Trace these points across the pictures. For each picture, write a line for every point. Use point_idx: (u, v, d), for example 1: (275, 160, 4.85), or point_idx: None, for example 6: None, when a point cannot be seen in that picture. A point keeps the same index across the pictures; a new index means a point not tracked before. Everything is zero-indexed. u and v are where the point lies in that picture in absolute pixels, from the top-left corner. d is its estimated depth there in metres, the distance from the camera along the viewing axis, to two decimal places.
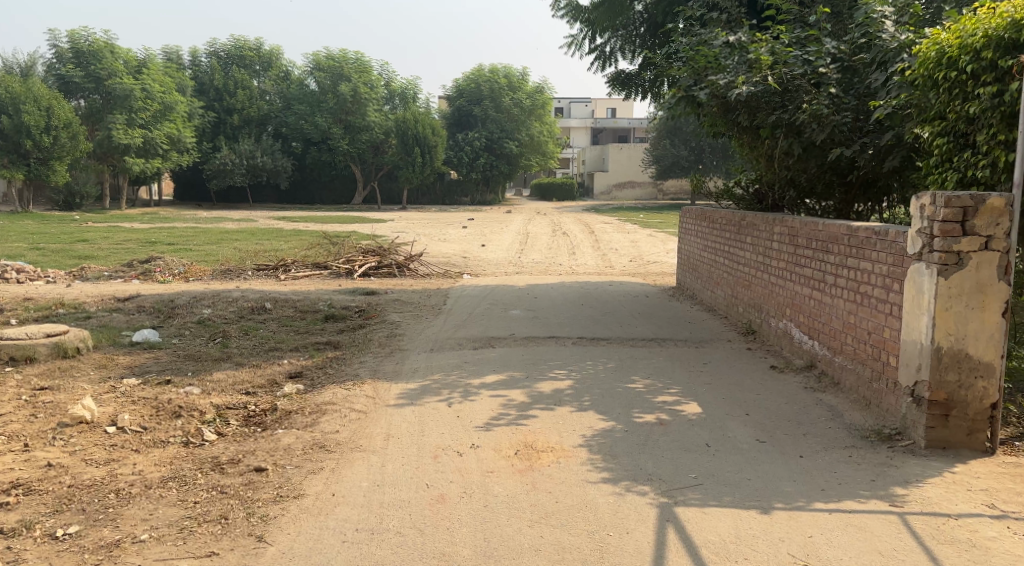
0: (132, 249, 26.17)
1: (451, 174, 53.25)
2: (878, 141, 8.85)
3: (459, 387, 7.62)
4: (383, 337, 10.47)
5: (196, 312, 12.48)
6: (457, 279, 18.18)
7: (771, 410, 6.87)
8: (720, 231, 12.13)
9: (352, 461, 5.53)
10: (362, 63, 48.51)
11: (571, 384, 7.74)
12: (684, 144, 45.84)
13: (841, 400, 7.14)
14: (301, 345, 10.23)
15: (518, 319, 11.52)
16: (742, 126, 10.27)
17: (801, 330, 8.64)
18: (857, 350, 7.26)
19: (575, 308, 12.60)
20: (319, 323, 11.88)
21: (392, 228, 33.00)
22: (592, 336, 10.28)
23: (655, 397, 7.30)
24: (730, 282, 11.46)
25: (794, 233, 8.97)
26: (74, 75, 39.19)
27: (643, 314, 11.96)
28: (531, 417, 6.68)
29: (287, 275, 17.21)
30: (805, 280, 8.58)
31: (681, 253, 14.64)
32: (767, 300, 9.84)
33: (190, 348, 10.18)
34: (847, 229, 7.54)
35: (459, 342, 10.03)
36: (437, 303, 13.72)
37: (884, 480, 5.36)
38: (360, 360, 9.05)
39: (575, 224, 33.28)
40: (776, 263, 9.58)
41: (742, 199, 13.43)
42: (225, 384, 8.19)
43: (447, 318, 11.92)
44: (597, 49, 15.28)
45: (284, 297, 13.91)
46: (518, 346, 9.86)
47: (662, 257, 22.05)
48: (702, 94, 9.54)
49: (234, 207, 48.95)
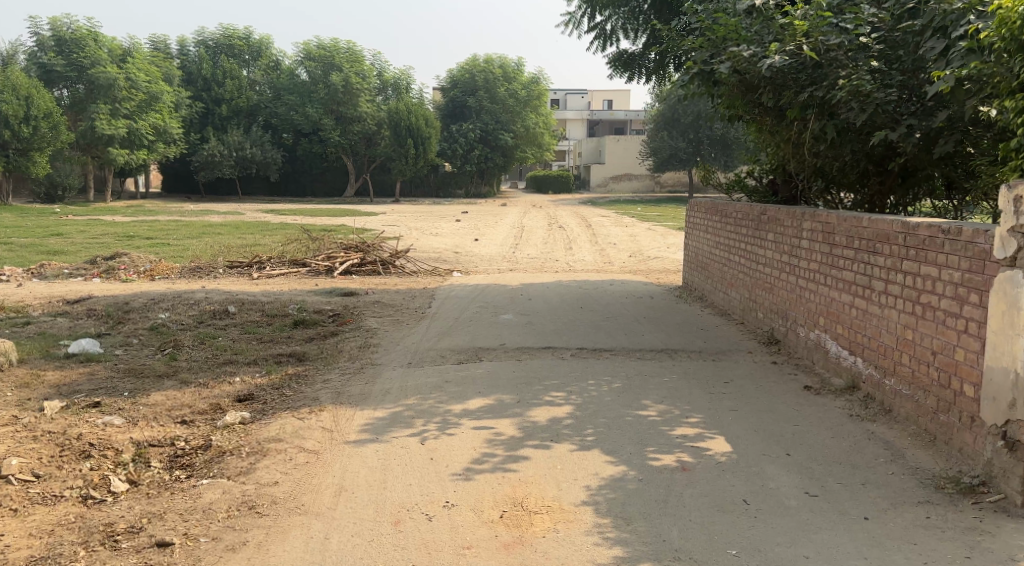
0: (105, 244, 24.75)
1: (445, 166, 51.87)
2: (927, 123, 7.63)
3: (436, 417, 6.32)
4: (354, 348, 9.18)
5: (151, 318, 11.19)
6: (446, 277, 16.89)
7: (816, 447, 5.61)
8: (734, 226, 10.90)
9: (287, 531, 4.35)
10: (354, 53, 47.13)
11: (570, 412, 6.46)
12: (682, 137, 44.37)
13: (898, 434, 5.89)
14: (260, 357, 8.94)
15: (510, 326, 10.24)
16: (765, 106, 9.05)
17: (837, 342, 7.42)
18: (914, 372, 6.02)
19: (574, 312, 11.36)
20: (287, 329, 10.61)
21: (381, 222, 31.69)
22: (593, 348, 9.03)
23: (673, 429, 6.03)
24: (746, 284, 10.22)
25: (830, 230, 7.72)
26: (55, 63, 37.82)
27: (649, 319, 10.73)
28: (521, 458, 5.40)
29: (261, 273, 15.94)
30: (843, 286, 7.34)
31: (688, 249, 13.40)
32: (793, 306, 8.60)
33: (133, 362, 8.89)
34: (903, 226, 6.29)
35: (440, 354, 8.75)
36: (421, 305, 12.45)
37: (981, 558, 4.13)
38: (325, 378, 7.78)
39: (573, 217, 32.01)
40: (805, 263, 8.33)
41: (756, 190, 12.18)
42: (158, 411, 6.91)
43: (430, 324, 10.63)
44: (596, 28, 14.03)
45: (252, 299, 12.62)
46: (508, 360, 8.60)
47: (663, 252, 20.81)
48: (722, 68, 8.37)
49: (223, 199, 47.47)
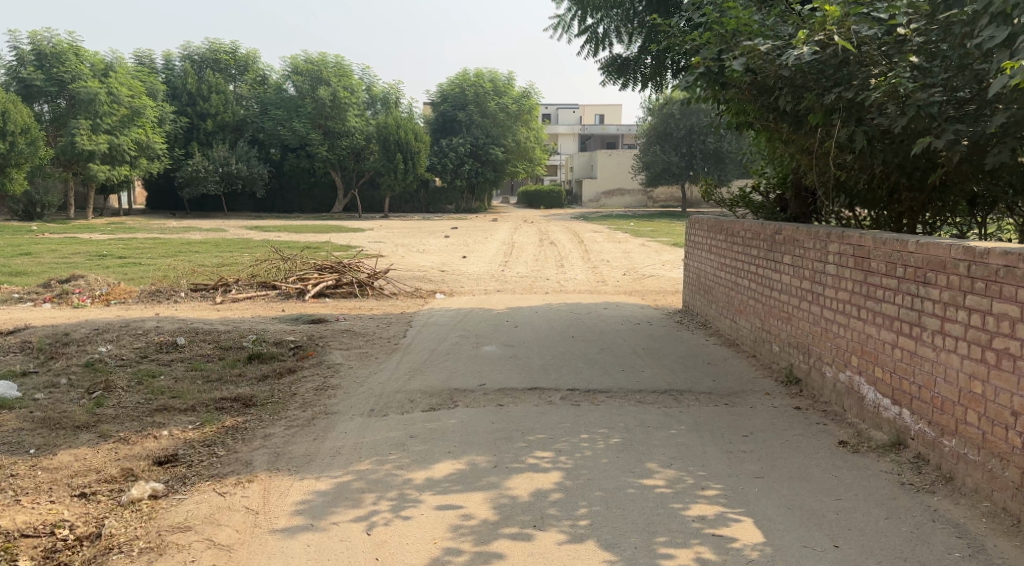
0: (73, 264, 23.43)
1: (435, 181, 50.80)
2: (979, 129, 6.58)
3: (392, 490, 5.09)
4: (310, 391, 7.91)
5: (88, 353, 9.96)
6: (428, 299, 15.72)
7: (869, 537, 4.56)
8: (742, 246, 9.72)
9: None
10: (342, 67, 46.21)
11: (558, 482, 5.23)
12: (675, 151, 43.23)
13: (969, 510, 4.86)
14: (199, 403, 7.72)
15: (492, 362, 9.01)
16: (779, 110, 7.90)
17: (876, 387, 6.26)
18: (986, 436, 4.97)
19: (564, 342, 10.14)
20: (240, 366, 9.38)
21: (367, 238, 30.46)
22: (586, 390, 7.79)
23: (687, 506, 4.88)
24: (758, 312, 9.04)
25: (863, 253, 6.57)
26: (35, 78, 36.55)
27: (649, 351, 9.52)
28: (493, 557, 4.35)
29: (226, 297, 14.75)
30: (882, 322, 6.19)
31: (688, 270, 12.23)
32: (817, 342, 7.43)
33: (51, 410, 7.61)
34: (965, 251, 5.21)
35: (408, 399, 7.50)
36: (395, 334, 11.19)
37: None
38: (266, 432, 6.55)
39: (564, 233, 30.85)
40: (831, 290, 7.16)
41: (763, 206, 11.02)
42: (57, 478, 5.67)
43: (402, 358, 9.40)
44: (587, 31, 12.92)
45: (208, 328, 11.40)
46: (486, 405, 7.38)
47: (659, 270, 19.67)
48: (735, 64, 7.25)
49: (208, 216, 46.11)
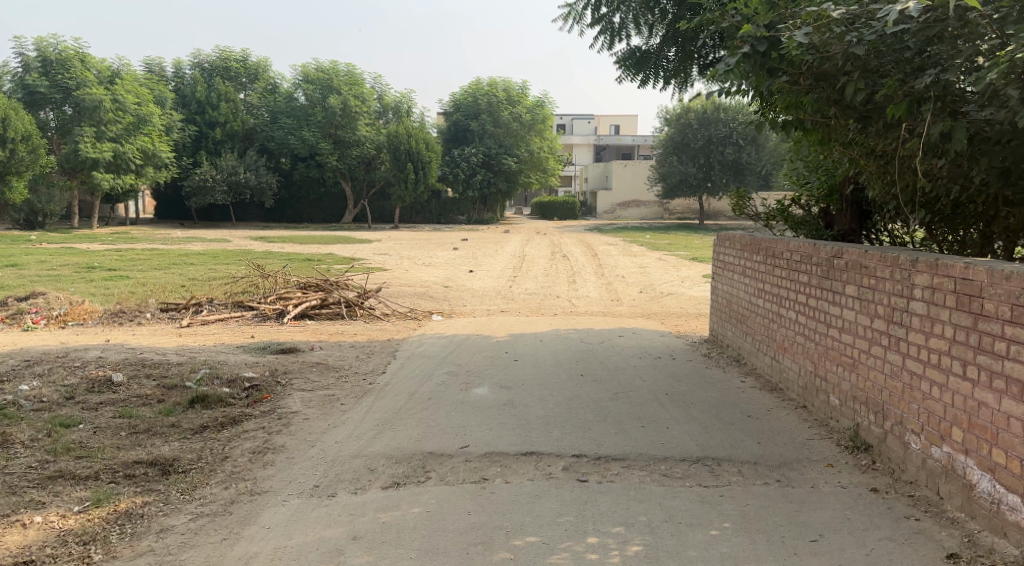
0: (55, 277, 21.88)
1: (446, 191, 49.28)
2: None
3: None
4: (245, 454, 6.25)
5: (6, 394, 8.37)
6: (423, 321, 14.10)
7: None
8: (787, 271, 7.99)
9: None
10: (354, 76, 44.52)
11: None
12: (692, 161, 41.33)
13: None
14: (104, 469, 6.06)
15: (480, 412, 7.31)
16: (842, 103, 6.16)
17: (994, 475, 4.60)
18: None
19: (571, 384, 8.42)
20: (177, 412, 7.72)
21: (374, 250, 28.87)
22: (596, 457, 6.07)
23: None
24: (810, 354, 7.29)
25: (969, 292, 4.87)
26: (40, 84, 35.21)
27: (674, 398, 7.78)
28: None
29: (194, 318, 13.15)
30: (1004, 388, 4.55)
31: (715, 295, 10.49)
32: (896, 401, 5.69)
33: None
34: None
35: (366, 468, 5.82)
36: (373, 369, 9.46)
37: None
38: (167, 524, 4.94)
39: (578, 245, 29.15)
40: (915, 334, 5.43)
41: (804, 221, 9.18)
42: None
43: (372, 404, 7.71)
44: (601, 20, 11.25)
45: (157, 359, 9.78)
46: (465, 476, 5.70)
47: (679, 287, 18.01)
48: (796, 36, 5.50)
49: (215, 226, 44.53)
